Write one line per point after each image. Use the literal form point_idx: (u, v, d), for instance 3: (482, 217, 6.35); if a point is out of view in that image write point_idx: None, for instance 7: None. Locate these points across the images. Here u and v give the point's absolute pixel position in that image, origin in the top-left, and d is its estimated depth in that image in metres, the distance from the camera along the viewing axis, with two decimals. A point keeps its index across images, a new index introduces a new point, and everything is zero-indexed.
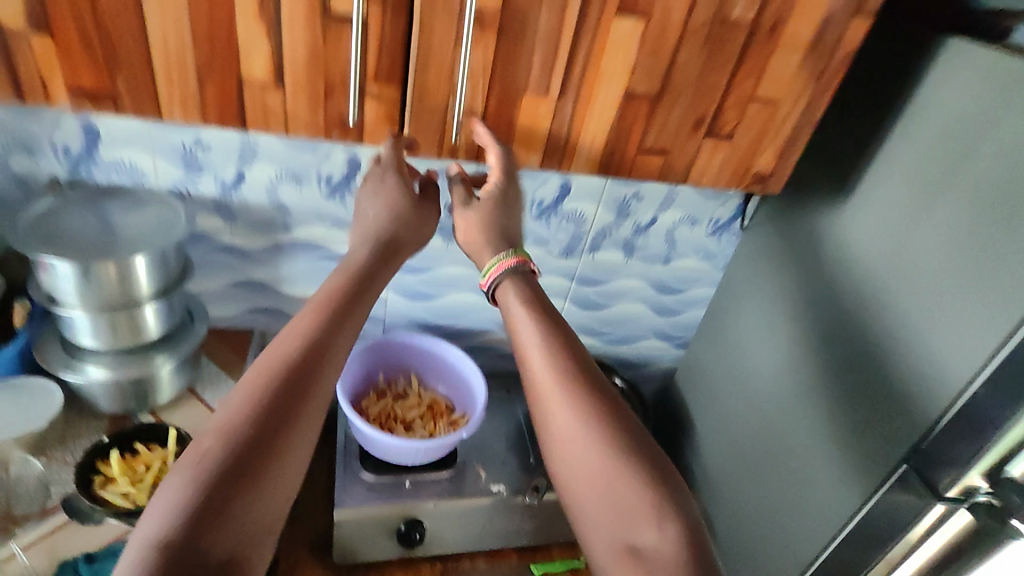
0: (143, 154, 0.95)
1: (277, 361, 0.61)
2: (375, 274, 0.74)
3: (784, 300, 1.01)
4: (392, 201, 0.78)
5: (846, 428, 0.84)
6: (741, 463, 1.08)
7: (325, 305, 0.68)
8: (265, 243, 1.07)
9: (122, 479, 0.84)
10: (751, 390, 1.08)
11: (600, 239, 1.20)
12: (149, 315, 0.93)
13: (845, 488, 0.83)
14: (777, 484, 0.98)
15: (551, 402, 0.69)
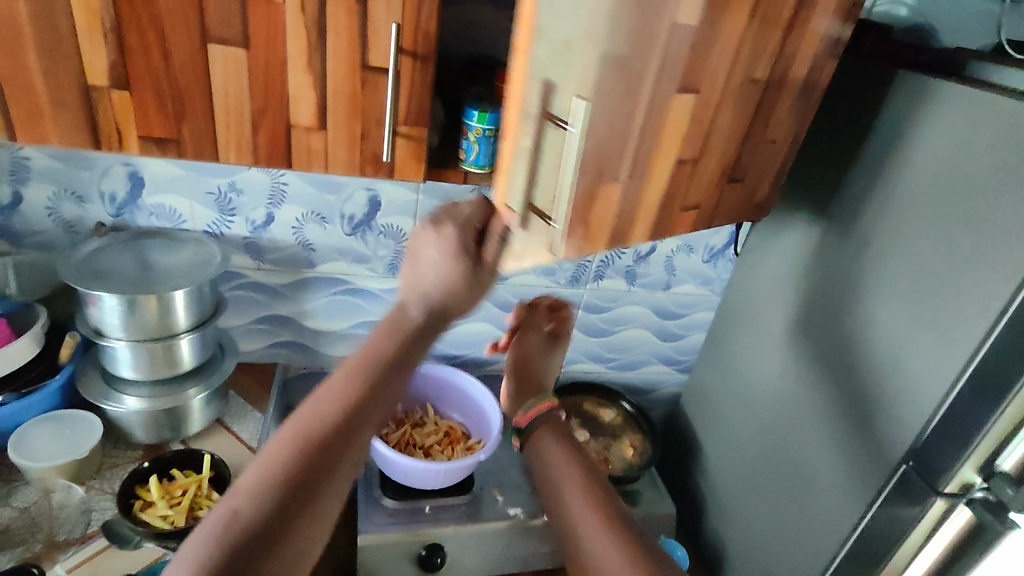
0: (182, 198, 1.03)
1: (308, 426, 0.53)
2: (414, 344, 0.63)
3: (779, 317, 1.08)
4: (447, 254, 0.66)
5: (846, 434, 0.89)
6: (750, 482, 1.12)
7: (378, 354, 0.60)
8: (290, 279, 1.14)
9: (160, 501, 0.88)
10: (754, 406, 1.13)
11: (604, 267, 1.27)
12: (184, 347, 0.99)
13: (851, 495, 0.88)
14: (785, 494, 1.02)
15: (596, 547, 0.72)
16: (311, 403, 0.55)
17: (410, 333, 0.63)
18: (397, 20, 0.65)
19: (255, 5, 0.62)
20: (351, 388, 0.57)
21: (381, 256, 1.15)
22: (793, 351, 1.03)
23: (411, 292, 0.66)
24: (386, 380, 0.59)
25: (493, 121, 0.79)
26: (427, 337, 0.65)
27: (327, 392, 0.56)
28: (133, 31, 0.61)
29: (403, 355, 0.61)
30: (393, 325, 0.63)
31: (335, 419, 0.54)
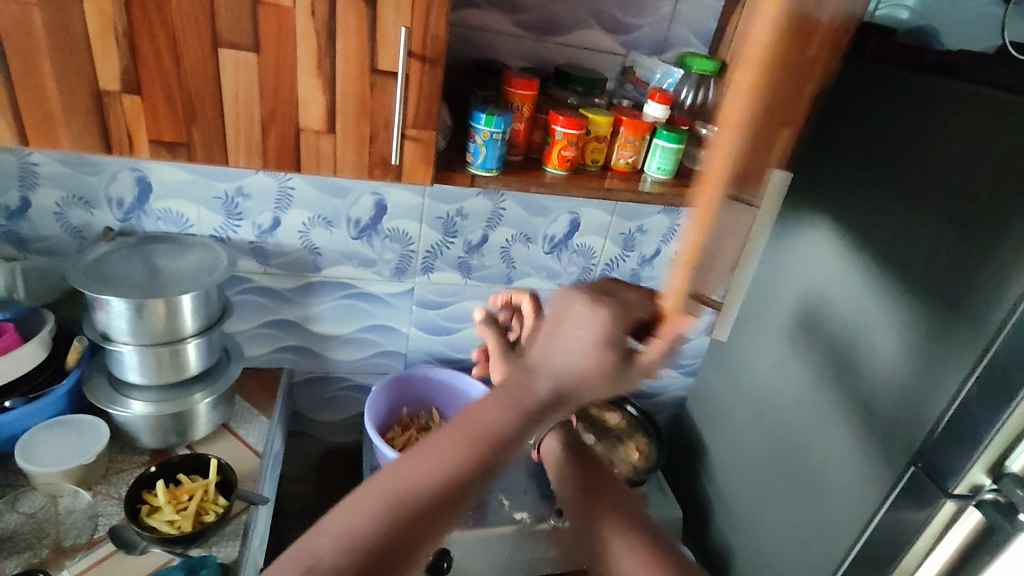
0: (189, 203, 1.03)
1: (384, 504, 0.43)
2: (526, 428, 0.48)
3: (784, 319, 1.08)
4: (604, 326, 0.50)
5: (853, 435, 0.89)
6: (758, 485, 1.12)
7: (503, 415, 0.48)
8: (296, 283, 1.14)
9: (167, 506, 0.88)
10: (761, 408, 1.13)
11: (609, 271, 1.27)
12: (191, 352, 0.99)
13: (859, 498, 0.87)
14: (793, 498, 1.01)
15: None
16: (398, 467, 0.45)
17: (530, 413, 0.48)
18: (406, 24, 0.66)
19: (266, 10, 0.63)
20: (446, 463, 0.45)
21: (387, 260, 1.15)
22: (800, 353, 1.03)
23: (552, 344, 0.50)
24: (503, 451, 0.47)
25: (500, 124, 0.79)
26: (544, 419, 0.49)
27: (417, 460, 0.45)
28: (145, 36, 0.62)
29: (518, 437, 0.47)
30: (512, 395, 0.49)
31: (420, 497, 0.43)
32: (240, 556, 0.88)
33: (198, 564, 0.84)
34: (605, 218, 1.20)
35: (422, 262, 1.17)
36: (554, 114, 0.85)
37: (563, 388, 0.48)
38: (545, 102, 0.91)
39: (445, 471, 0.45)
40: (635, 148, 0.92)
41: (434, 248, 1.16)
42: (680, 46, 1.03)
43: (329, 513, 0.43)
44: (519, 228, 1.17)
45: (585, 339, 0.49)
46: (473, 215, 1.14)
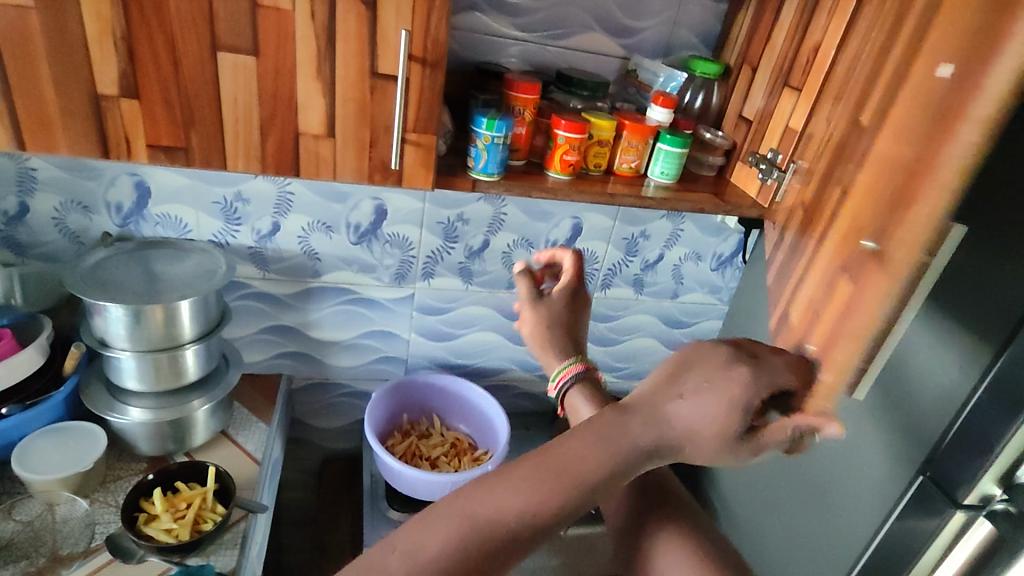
0: (188, 208, 1.03)
1: (455, 537, 0.38)
2: (626, 472, 0.41)
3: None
4: (731, 400, 0.41)
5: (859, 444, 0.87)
6: (764, 494, 1.11)
7: (594, 457, 0.41)
8: (295, 289, 1.14)
9: (165, 515, 0.87)
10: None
11: (612, 276, 1.25)
12: (189, 357, 0.98)
13: (868, 507, 0.86)
14: (800, 507, 1.00)
15: None
16: (473, 494, 0.40)
17: (632, 453, 0.41)
18: (406, 27, 0.65)
19: (266, 13, 0.62)
20: (530, 501, 0.39)
21: (387, 265, 1.14)
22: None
23: (661, 391, 0.43)
24: (592, 499, 0.41)
25: (502, 128, 0.78)
26: (650, 462, 0.42)
27: (498, 491, 0.39)
28: (144, 40, 0.61)
29: (615, 478, 0.41)
30: (618, 428, 0.42)
31: (497, 531, 0.38)
32: (237, 566, 0.87)
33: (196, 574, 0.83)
34: (608, 222, 1.19)
35: (423, 267, 1.16)
36: (556, 118, 0.84)
37: (667, 443, 0.42)
38: (547, 106, 0.90)
39: (529, 509, 0.39)
40: (638, 152, 0.91)
41: (435, 253, 1.15)
42: (683, 50, 1.03)
43: (399, 533, 0.38)
44: (521, 232, 1.16)
45: (710, 390, 0.41)
46: (474, 220, 1.13)
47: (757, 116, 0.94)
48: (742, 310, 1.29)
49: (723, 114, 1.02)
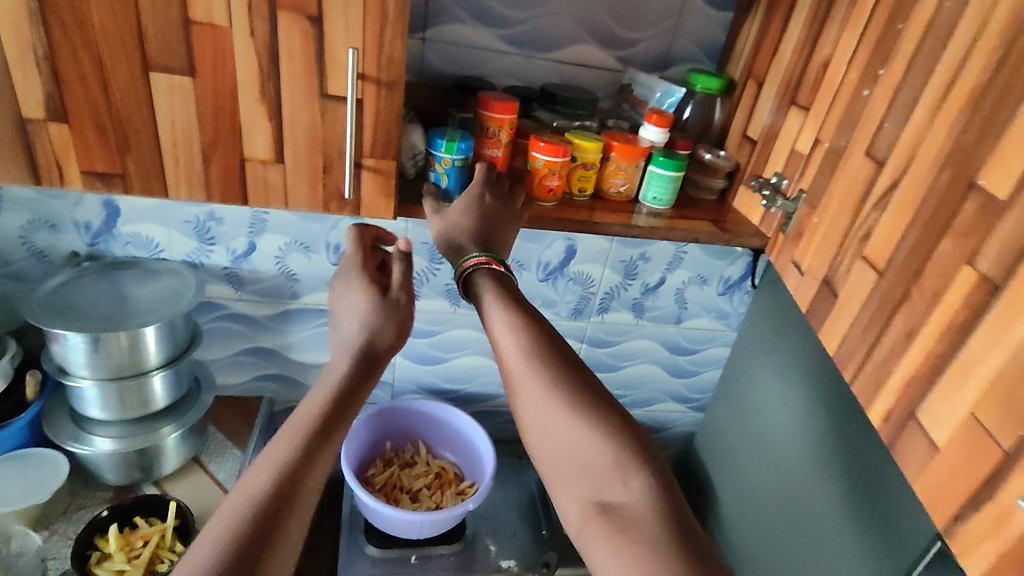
0: (158, 227, 0.99)
1: (243, 506, 0.51)
2: (359, 385, 0.66)
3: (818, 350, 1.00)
4: (367, 293, 0.75)
5: (875, 493, 0.86)
6: (774, 543, 1.05)
7: (328, 391, 0.64)
8: (273, 311, 1.09)
9: (118, 554, 0.82)
10: (777, 443, 1.08)
11: (608, 300, 1.17)
12: (156, 384, 0.94)
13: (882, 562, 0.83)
14: (816, 560, 0.95)
15: (526, 391, 0.63)
16: (237, 490, 0.53)
17: (351, 376, 0.66)
18: (356, 45, 0.59)
19: (200, 30, 0.57)
20: (285, 452, 0.56)
21: None
22: (838, 384, 0.95)
23: (348, 329, 0.72)
24: (336, 422, 0.61)
25: (462, 150, 0.75)
26: (373, 376, 0.69)
27: (259, 468, 0.55)
28: (69, 60, 0.56)
29: (346, 399, 0.64)
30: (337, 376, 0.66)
31: (271, 489, 0.53)
32: None
33: None
34: (604, 244, 1.11)
35: None
36: (534, 139, 0.78)
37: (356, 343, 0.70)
38: (528, 127, 0.84)
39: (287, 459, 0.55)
40: (628, 175, 0.84)
41: (419, 274, 1.09)
42: (683, 62, 0.95)
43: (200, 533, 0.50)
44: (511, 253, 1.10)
45: (353, 295, 0.75)
46: None
47: (763, 136, 0.86)
48: (751, 338, 1.21)
49: (725, 132, 0.94)
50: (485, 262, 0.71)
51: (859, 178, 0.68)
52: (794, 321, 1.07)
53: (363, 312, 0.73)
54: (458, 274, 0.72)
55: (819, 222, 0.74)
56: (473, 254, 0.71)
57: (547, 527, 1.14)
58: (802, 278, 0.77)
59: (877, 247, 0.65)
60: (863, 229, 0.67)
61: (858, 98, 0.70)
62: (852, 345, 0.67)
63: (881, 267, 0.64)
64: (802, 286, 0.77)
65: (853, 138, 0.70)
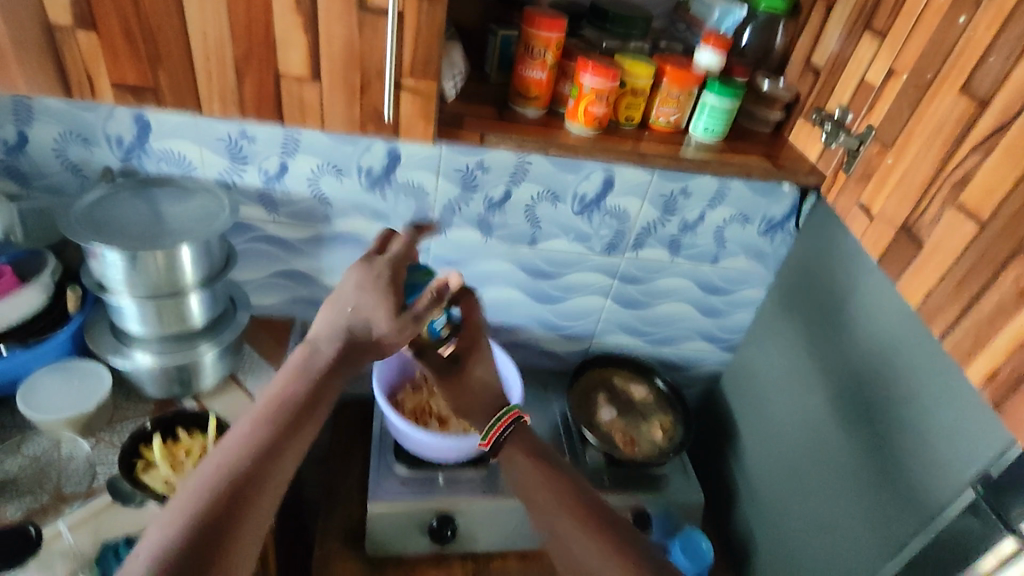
0: (191, 144, 0.98)
1: (214, 484, 0.60)
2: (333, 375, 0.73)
3: (877, 300, 0.92)
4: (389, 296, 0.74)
5: (892, 449, 0.88)
6: (788, 483, 1.09)
7: (297, 377, 0.71)
8: (306, 234, 1.08)
9: (162, 463, 0.85)
10: (803, 396, 1.08)
11: (644, 236, 1.14)
12: (192, 303, 0.95)
13: (895, 521, 0.85)
14: (835, 507, 0.97)
15: (568, 538, 0.84)
16: (203, 468, 0.62)
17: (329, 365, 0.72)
18: None
19: None
20: (250, 441, 0.64)
21: (401, 214, 1.07)
22: (890, 345, 0.89)
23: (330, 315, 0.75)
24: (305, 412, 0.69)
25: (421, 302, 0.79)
26: (344, 373, 0.74)
27: (224, 450, 0.64)
28: None
29: (318, 389, 0.71)
30: (314, 364, 0.72)
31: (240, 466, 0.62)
32: None
33: None
34: (644, 177, 1.07)
35: (439, 217, 1.08)
36: (583, 61, 0.73)
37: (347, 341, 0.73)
38: (576, 45, 0.79)
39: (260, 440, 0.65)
40: (679, 104, 0.79)
41: (452, 203, 1.06)
42: None
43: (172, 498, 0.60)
44: (547, 184, 1.06)
45: (377, 287, 0.74)
46: (495, 169, 1.03)
47: (829, 64, 0.79)
48: (791, 279, 1.17)
49: (786, 60, 0.87)
50: (512, 415, 0.98)
51: (949, 117, 0.63)
52: (840, 268, 1.01)
53: (361, 306, 0.74)
54: (486, 441, 0.96)
55: (891, 162, 0.70)
56: (501, 411, 0.98)
57: (570, 452, 1.17)
58: (868, 223, 0.73)
59: (975, 195, 0.60)
60: (952, 174, 0.62)
61: (949, 25, 0.63)
62: (935, 300, 0.64)
63: (984, 217, 0.59)
64: (865, 231, 0.73)
65: (942, 69, 0.64)
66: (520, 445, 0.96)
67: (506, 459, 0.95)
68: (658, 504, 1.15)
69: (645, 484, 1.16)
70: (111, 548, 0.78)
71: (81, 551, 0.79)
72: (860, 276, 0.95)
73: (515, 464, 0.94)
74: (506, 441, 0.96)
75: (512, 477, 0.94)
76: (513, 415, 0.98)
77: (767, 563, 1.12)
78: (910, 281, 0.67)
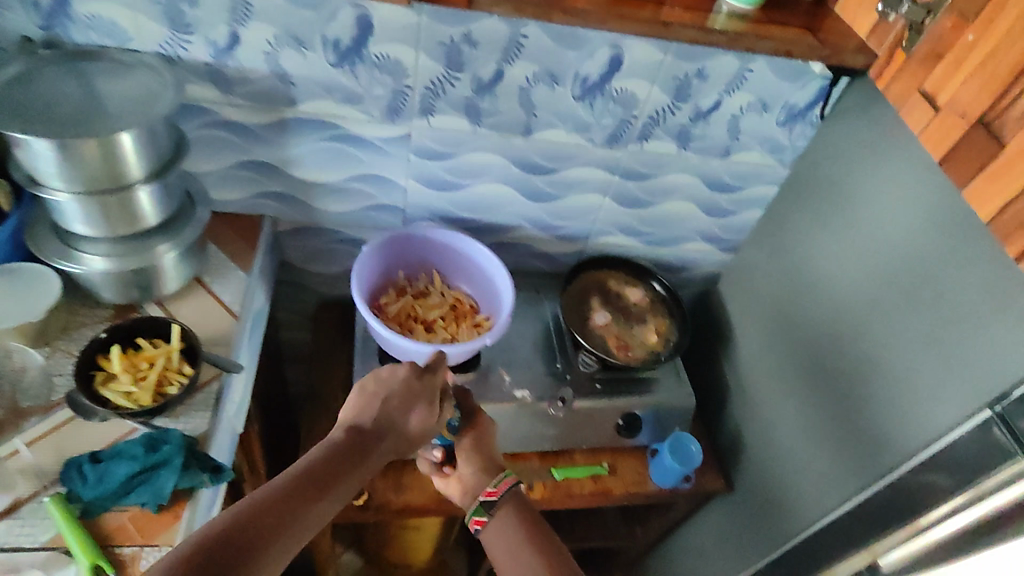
0: (121, 8, 0.82)
1: (248, 514, 0.61)
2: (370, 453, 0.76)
3: (874, 243, 0.91)
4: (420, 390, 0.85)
5: (900, 362, 0.84)
6: (783, 395, 1.08)
7: (336, 445, 0.74)
8: (270, 119, 0.95)
9: (123, 376, 0.78)
10: (805, 313, 1.04)
11: (651, 126, 1.02)
12: (143, 199, 0.84)
13: (896, 433, 0.84)
14: (832, 423, 0.97)
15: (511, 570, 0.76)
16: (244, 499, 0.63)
17: (344, 450, 0.74)
18: None
19: None
20: (287, 483, 0.66)
21: (377, 96, 0.93)
22: (872, 296, 0.90)
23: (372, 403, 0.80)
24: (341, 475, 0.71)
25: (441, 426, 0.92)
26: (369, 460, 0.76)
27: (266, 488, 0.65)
28: None
29: (332, 473, 0.70)
30: (333, 444, 0.74)
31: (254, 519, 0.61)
32: (209, 429, 0.82)
33: (161, 439, 0.77)
34: (656, 56, 0.93)
35: (420, 102, 0.95)
36: None
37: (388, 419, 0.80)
38: None
39: (274, 502, 0.64)
40: None
41: (434, 84, 0.92)
42: None
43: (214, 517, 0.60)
44: (544, 63, 0.92)
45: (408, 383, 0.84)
46: (485, 43, 0.88)
47: None
48: (808, 176, 1.07)
49: None
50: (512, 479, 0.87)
51: None
52: (871, 166, 0.92)
53: (397, 395, 0.82)
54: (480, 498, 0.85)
55: (974, 39, 0.64)
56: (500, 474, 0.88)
57: (563, 361, 1.13)
58: (933, 115, 0.69)
59: None
60: None
61: None
62: (1015, 213, 0.59)
63: None
64: (929, 123, 0.69)
65: None
66: (509, 505, 0.84)
67: (495, 524, 0.83)
68: (647, 405, 1.11)
69: (639, 389, 1.12)
70: (75, 464, 0.74)
71: (42, 468, 0.74)
72: (855, 224, 0.95)
73: (504, 529, 0.82)
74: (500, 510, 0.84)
75: (501, 539, 0.81)
76: (510, 483, 0.86)
77: (753, 466, 1.14)
78: (986, 186, 0.63)
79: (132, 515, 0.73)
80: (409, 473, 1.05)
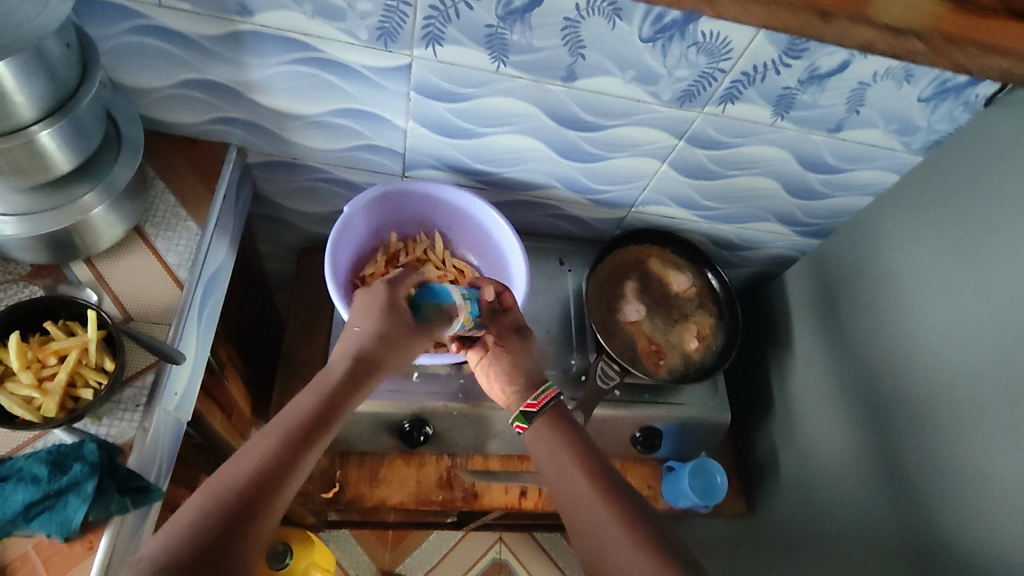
0: None
1: (226, 487, 0.51)
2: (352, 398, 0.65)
3: (981, 289, 0.71)
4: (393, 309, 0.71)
5: (1005, 471, 0.65)
6: (836, 433, 0.91)
7: (316, 388, 0.63)
8: (221, 30, 0.69)
9: (23, 376, 0.63)
10: (889, 351, 0.83)
11: (742, 86, 0.73)
12: (49, 145, 0.62)
13: (971, 547, 0.68)
14: (889, 489, 0.81)
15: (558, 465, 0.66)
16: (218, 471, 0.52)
17: (335, 392, 0.63)
18: None
19: None
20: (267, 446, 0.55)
21: (362, 14, 0.66)
22: (982, 375, 0.69)
23: (354, 331, 0.69)
24: (325, 423, 0.60)
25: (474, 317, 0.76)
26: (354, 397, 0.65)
27: (247, 453, 0.54)
28: None
29: (323, 420, 0.60)
30: (321, 384, 0.63)
31: (233, 490, 0.51)
32: (136, 437, 0.68)
33: (71, 456, 0.64)
34: None
35: (423, 26, 0.67)
36: None
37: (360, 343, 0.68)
38: None
39: (263, 457, 0.54)
40: None
41: (443, 3, 0.65)
42: None
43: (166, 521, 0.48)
44: None
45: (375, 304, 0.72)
46: None
47: None
48: (941, 174, 0.79)
49: None
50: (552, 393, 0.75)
51: None
52: None
53: (368, 325, 0.70)
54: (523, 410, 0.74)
55: None
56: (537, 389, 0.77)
57: (578, 358, 0.94)
58: None
59: None
60: None
61: None
62: None
63: None
64: None
65: None
66: (573, 455, 0.67)
67: (556, 475, 0.66)
68: (669, 419, 0.94)
69: (668, 398, 0.95)
70: None
71: None
72: (953, 256, 0.75)
73: (573, 487, 0.63)
74: (562, 454, 0.67)
75: (570, 502, 0.62)
76: (553, 394, 0.75)
77: (785, 489, 1.00)
78: None
79: (38, 543, 0.63)
80: (389, 463, 0.95)
